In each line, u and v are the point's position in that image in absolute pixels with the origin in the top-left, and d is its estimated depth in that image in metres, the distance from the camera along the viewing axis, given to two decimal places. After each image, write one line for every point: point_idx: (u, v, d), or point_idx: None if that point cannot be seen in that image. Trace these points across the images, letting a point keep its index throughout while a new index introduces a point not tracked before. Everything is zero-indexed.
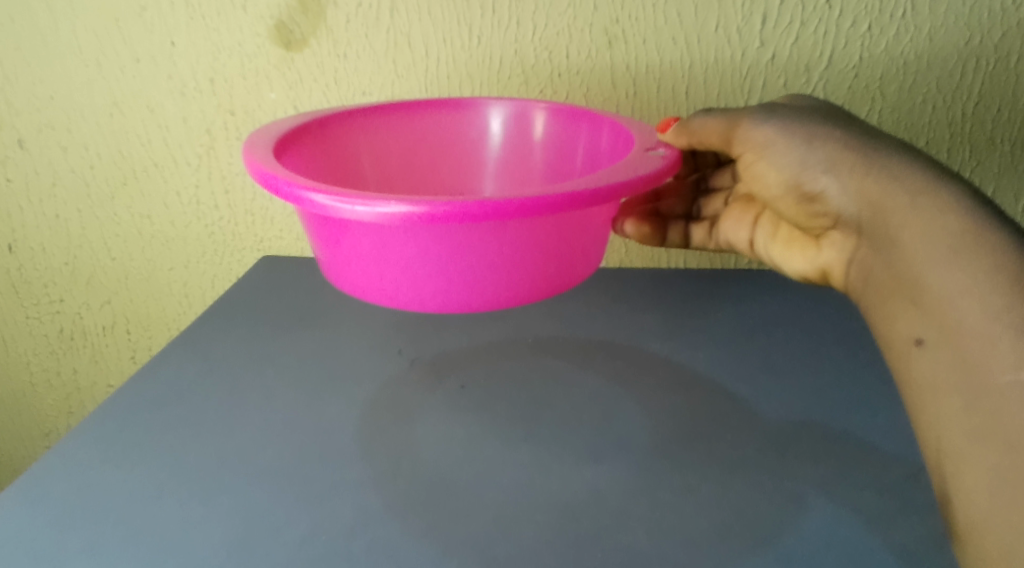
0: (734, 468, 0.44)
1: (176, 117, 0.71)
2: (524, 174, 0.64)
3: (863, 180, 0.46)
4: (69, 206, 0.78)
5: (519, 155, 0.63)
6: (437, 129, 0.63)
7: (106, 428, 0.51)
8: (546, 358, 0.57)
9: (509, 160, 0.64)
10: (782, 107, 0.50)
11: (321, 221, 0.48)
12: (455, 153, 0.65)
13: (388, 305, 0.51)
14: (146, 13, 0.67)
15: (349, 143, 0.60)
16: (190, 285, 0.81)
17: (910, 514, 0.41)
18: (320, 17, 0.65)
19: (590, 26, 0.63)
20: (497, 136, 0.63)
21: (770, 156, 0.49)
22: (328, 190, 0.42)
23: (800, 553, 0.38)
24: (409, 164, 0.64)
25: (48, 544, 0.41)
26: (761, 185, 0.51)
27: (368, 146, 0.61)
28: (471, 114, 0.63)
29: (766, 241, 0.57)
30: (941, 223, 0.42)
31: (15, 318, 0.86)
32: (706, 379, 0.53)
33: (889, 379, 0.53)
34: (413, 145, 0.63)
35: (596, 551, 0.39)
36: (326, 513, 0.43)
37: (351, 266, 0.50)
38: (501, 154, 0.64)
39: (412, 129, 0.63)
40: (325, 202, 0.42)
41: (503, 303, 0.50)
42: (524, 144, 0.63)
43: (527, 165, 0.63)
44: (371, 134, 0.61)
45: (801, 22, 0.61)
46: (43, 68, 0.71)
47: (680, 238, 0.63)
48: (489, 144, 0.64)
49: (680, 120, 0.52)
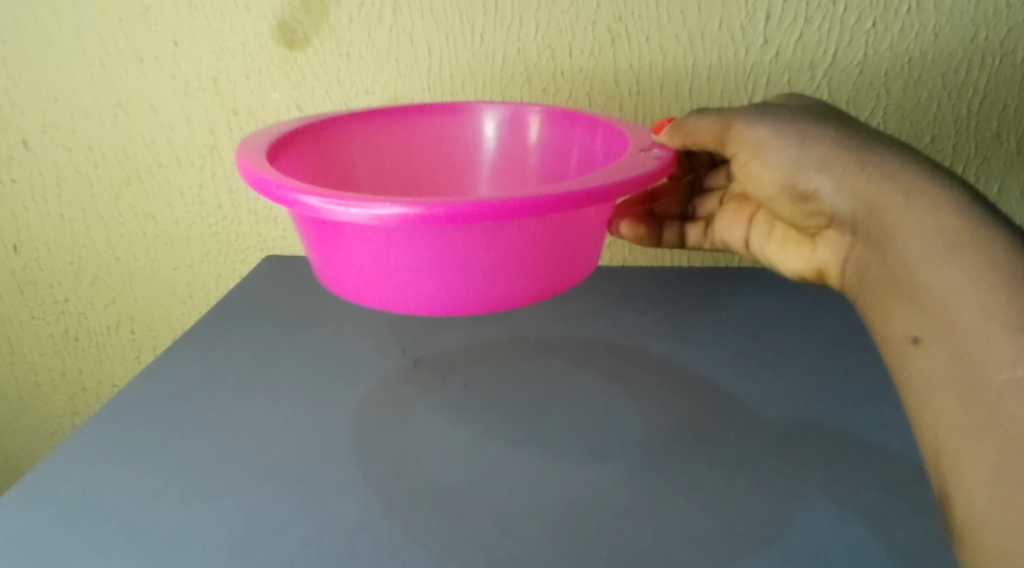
0: (735, 468, 0.47)
1: (180, 117, 0.76)
2: (520, 176, 0.68)
3: (856, 177, 0.46)
4: (74, 206, 0.83)
5: (516, 157, 0.67)
6: (433, 132, 0.67)
7: (109, 429, 0.53)
8: (554, 358, 0.61)
9: (506, 163, 0.68)
10: (776, 107, 0.51)
11: (314, 224, 0.48)
12: (452, 156, 0.69)
13: (381, 307, 0.51)
14: (150, 13, 0.72)
15: (346, 146, 0.63)
16: (194, 284, 0.86)
17: (907, 515, 0.44)
18: (322, 16, 0.70)
19: (593, 25, 0.68)
20: (492, 140, 0.68)
21: (763, 156, 0.50)
22: (321, 192, 0.41)
23: (800, 551, 0.41)
24: (406, 167, 0.68)
25: (53, 544, 0.43)
26: (756, 185, 0.52)
27: (366, 151, 0.65)
28: (465, 118, 0.67)
29: (761, 240, 0.59)
30: (936, 220, 0.42)
31: (20, 319, 0.90)
32: (709, 379, 0.57)
33: (887, 377, 0.57)
34: (409, 149, 0.67)
35: (601, 551, 0.41)
36: (329, 513, 0.45)
37: (343, 270, 0.50)
38: (496, 156, 0.68)
39: (407, 133, 0.67)
40: (318, 204, 0.41)
41: (500, 305, 0.50)
42: (521, 148, 0.67)
43: (523, 166, 0.67)
44: (368, 139, 0.65)
45: (805, 18, 0.66)
46: (49, 71, 0.75)
47: (675, 238, 0.65)
48: (486, 150, 0.68)
49: (675, 121, 0.54)
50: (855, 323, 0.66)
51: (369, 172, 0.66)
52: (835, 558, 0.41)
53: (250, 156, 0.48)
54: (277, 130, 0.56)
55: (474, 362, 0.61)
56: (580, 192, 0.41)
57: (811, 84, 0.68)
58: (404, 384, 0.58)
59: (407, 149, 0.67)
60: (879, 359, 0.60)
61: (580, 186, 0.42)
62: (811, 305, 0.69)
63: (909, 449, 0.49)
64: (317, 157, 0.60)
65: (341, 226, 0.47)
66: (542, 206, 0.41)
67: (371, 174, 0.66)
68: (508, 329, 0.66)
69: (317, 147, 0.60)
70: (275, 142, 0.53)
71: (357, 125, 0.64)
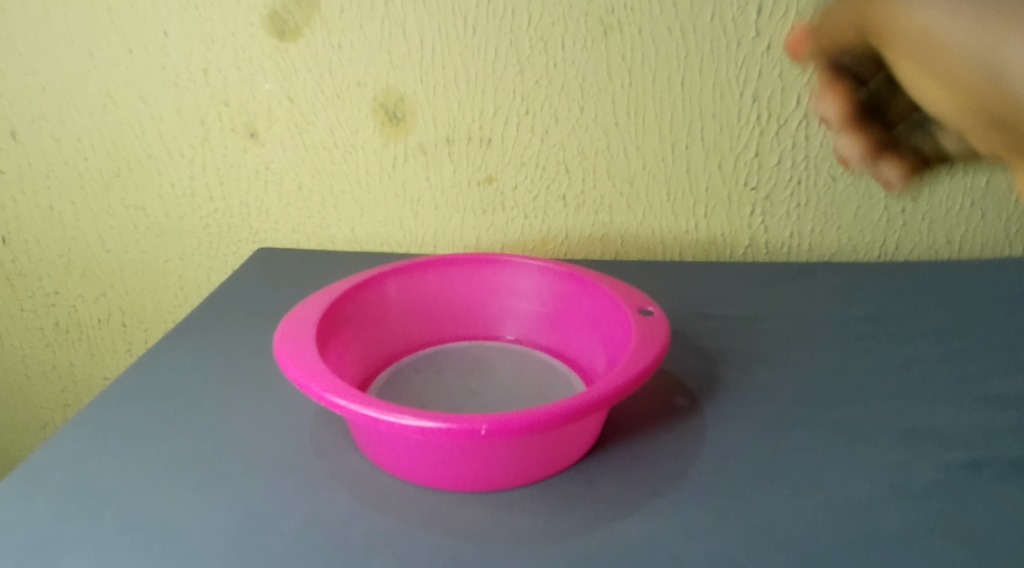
0: (726, 459, 0.48)
1: (170, 108, 0.76)
2: (558, 322, 0.66)
3: None
4: (64, 198, 0.82)
5: (552, 288, 0.66)
6: (471, 282, 0.68)
7: (102, 420, 0.53)
8: (573, 379, 0.62)
9: (545, 302, 0.66)
10: None
11: (365, 441, 0.48)
12: (492, 314, 0.68)
13: (403, 481, 0.47)
14: (139, 4, 0.71)
15: (381, 284, 0.63)
16: (186, 277, 0.86)
17: (896, 503, 0.44)
18: (314, 7, 0.69)
19: (586, 17, 0.68)
20: (522, 259, 0.67)
21: (928, 56, 0.30)
22: (350, 403, 0.42)
23: (791, 539, 0.42)
24: (445, 316, 0.68)
25: (49, 533, 0.43)
26: (923, 95, 0.32)
27: (400, 281, 0.65)
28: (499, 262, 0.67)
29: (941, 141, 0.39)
30: None
31: (9, 312, 0.89)
32: (701, 369, 0.58)
33: (877, 365, 0.58)
34: (448, 304, 0.68)
35: (592, 540, 0.42)
36: (323, 503, 0.45)
37: (320, 364, 0.47)
38: (534, 296, 0.67)
39: (448, 285, 0.67)
40: (346, 406, 0.43)
41: (537, 477, 0.46)
42: (552, 275, 0.65)
43: (560, 294, 0.65)
44: (406, 285, 0.65)
45: (797, 12, 0.66)
46: (37, 61, 0.75)
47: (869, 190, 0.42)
48: (523, 289, 0.67)
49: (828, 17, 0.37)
50: (846, 311, 0.66)
51: (406, 282, 0.65)
52: (826, 547, 0.41)
53: (292, 342, 0.49)
54: (316, 299, 0.57)
55: (479, 380, 0.61)
56: (592, 398, 0.43)
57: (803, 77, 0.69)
58: (412, 402, 0.57)
59: (447, 302, 0.68)
60: (870, 347, 0.60)
61: (591, 394, 0.43)
62: (803, 295, 0.69)
63: (899, 438, 0.49)
64: (356, 318, 0.61)
65: (332, 380, 0.45)
66: (557, 415, 0.42)
67: (408, 286, 0.66)
68: (515, 348, 0.66)
69: (355, 287, 0.60)
70: (323, 320, 0.55)
71: (393, 268, 0.64)
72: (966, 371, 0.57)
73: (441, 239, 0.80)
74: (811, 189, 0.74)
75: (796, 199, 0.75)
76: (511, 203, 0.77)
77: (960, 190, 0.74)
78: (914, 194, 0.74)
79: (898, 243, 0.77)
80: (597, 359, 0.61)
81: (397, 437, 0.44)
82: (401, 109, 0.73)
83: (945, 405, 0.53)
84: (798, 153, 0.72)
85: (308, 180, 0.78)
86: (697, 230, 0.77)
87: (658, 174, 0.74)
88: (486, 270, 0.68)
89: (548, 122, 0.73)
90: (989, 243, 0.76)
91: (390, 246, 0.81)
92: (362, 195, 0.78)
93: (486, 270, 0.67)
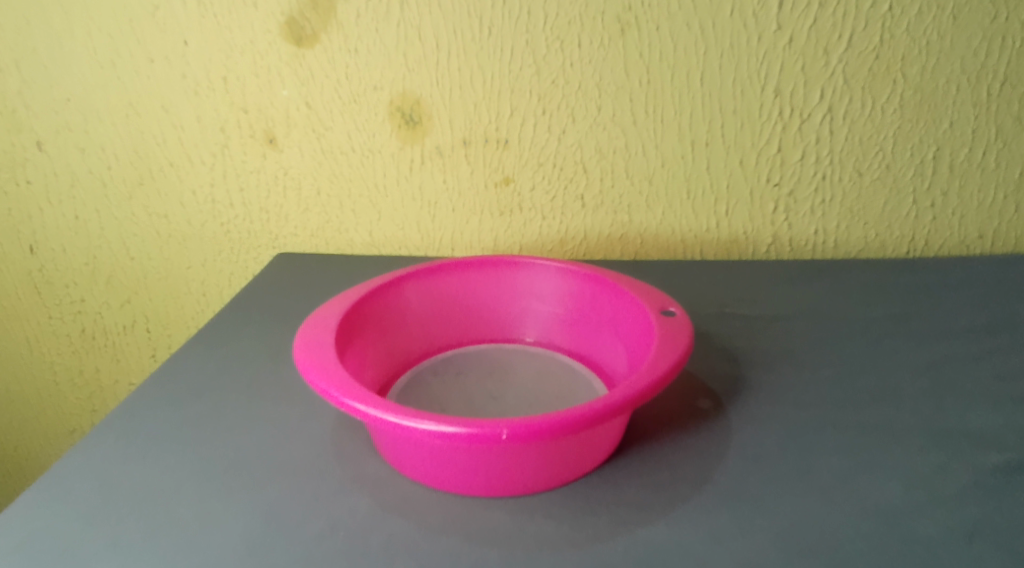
0: (752, 462, 0.47)
1: (190, 116, 0.76)
2: (579, 324, 0.65)
3: None
4: (88, 207, 0.83)
5: (572, 289, 0.65)
6: (490, 285, 0.67)
7: (125, 427, 0.53)
8: (594, 382, 0.61)
9: (565, 304, 0.66)
10: None
11: (386, 446, 0.47)
12: (511, 316, 0.68)
13: (422, 487, 0.47)
14: (159, 14, 0.72)
15: (400, 288, 0.63)
16: (207, 283, 0.86)
17: (931, 507, 0.43)
18: (331, 12, 0.69)
19: (603, 14, 0.67)
20: (542, 260, 0.66)
21: None
22: (371, 409, 0.42)
23: (820, 545, 0.40)
24: (464, 319, 0.67)
25: (74, 540, 0.43)
26: None
27: (419, 284, 0.64)
28: (518, 264, 0.66)
29: None
30: None
31: (37, 320, 0.91)
32: (725, 371, 0.57)
33: (907, 364, 0.56)
34: (467, 306, 0.67)
35: (615, 546, 0.41)
36: (342, 509, 0.45)
37: (340, 368, 0.47)
38: (554, 298, 0.66)
39: (467, 288, 0.67)
40: (367, 412, 0.42)
41: (558, 482, 0.46)
42: (572, 276, 0.65)
43: (580, 295, 0.65)
44: (425, 288, 0.65)
45: (819, 4, 0.65)
46: (61, 72, 0.76)
47: None
48: (543, 291, 0.66)
49: None
50: (875, 310, 0.64)
51: (425, 285, 0.65)
52: (857, 553, 0.40)
53: (312, 348, 0.49)
54: (335, 303, 0.57)
55: (499, 383, 0.60)
56: (614, 403, 0.42)
57: (826, 70, 0.68)
58: (431, 407, 0.57)
59: (466, 304, 0.67)
60: (900, 346, 0.58)
61: (613, 397, 0.42)
62: (829, 294, 0.68)
63: (932, 439, 0.48)
64: (374, 322, 0.60)
65: (352, 384, 0.44)
66: (579, 421, 0.41)
67: (426, 289, 0.65)
68: (535, 350, 0.66)
69: (374, 291, 0.60)
70: (342, 325, 0.55)
71: (411, 271, 0.64)
72: (1001, 370, 0.55)
73: (459, 241, 0.80)
74: (836, 184, 0.73)
75: (821, 195, 0.73)
76: (529, 204, 0.76)
77: (992, 183, 0.72)
78: (943, 188, 0.72)
79: (928, 239, 0.75)
80: (618, 361, 0.60)
81: (418, 443, 0.44)
82: (417, 112, 0.73)
83: (979, 405, 0.51)
84: (821, 148, 0.71)
85: (326, 185, 0.78)
86: (718, 228, 0.76)
87: (678, 172, 0.73)
88: (506, 273, 0.67)
89: (565, 122, 0.72)
90: (1021, 237, 0.74)
91: (408, 249, 0.81)
92: (380, 198, 0.78)
93: (506, 273, 0.67)
